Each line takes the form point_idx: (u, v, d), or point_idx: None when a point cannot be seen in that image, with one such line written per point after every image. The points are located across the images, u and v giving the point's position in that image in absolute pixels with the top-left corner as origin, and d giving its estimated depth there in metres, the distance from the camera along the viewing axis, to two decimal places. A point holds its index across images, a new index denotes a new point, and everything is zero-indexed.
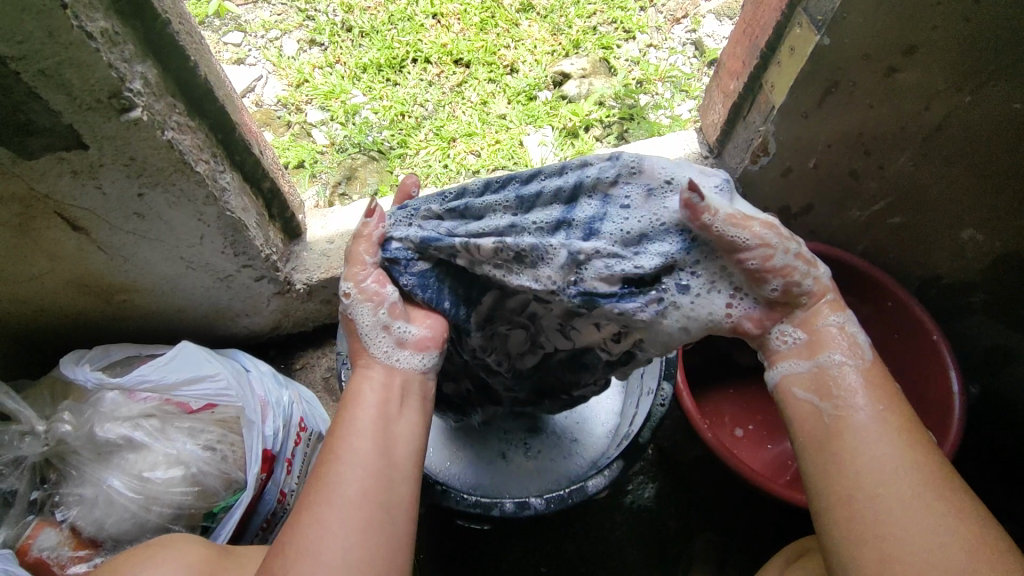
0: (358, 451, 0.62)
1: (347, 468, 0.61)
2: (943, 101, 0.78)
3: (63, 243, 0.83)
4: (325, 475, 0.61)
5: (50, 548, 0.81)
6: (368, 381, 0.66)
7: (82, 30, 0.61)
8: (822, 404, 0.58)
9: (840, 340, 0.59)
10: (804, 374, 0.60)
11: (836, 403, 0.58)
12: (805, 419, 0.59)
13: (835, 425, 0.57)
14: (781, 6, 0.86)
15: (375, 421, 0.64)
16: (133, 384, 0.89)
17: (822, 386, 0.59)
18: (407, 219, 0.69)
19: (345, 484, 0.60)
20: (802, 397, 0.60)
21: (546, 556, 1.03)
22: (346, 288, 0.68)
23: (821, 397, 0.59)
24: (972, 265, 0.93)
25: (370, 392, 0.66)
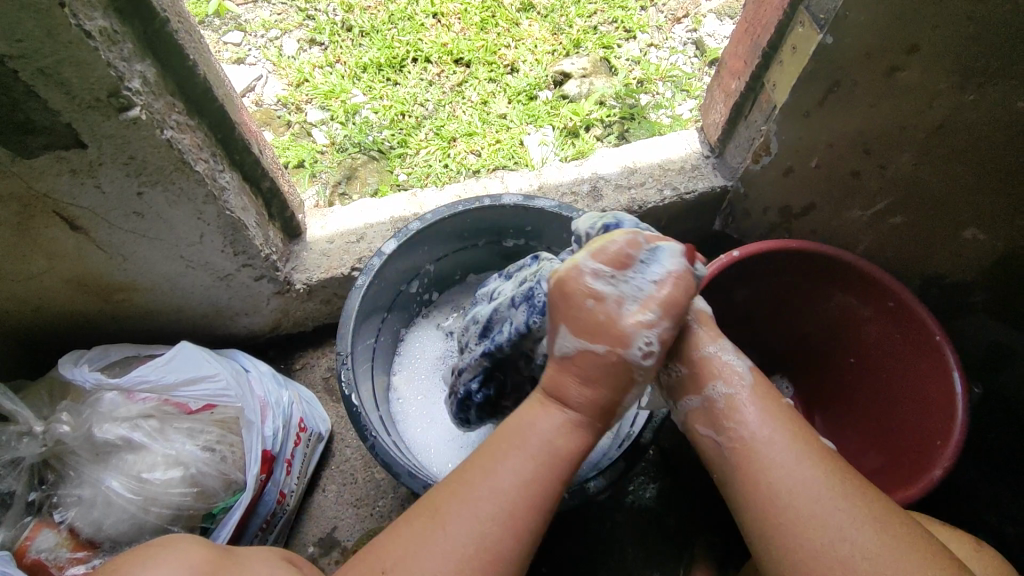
0: (489, 500, 0.59)
1: (472, 511, 0.59)
2: (945, 100, 0.77)
3: (62, 242, 0.82)
4: (454, 508, 0.59)
5: (49, 549, 0.81)
6: (547, 424, 0.62)
7: (81, 29, 0.61)
8: (720, 438, 0.67)
9: (717, 370, 0.69)
10: (699, 408, 0.70)
11: (728, 433, 0.66)
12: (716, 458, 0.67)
13: (735, 451, 0.65)
14: (783, 5, 0.86)
15: (542, 460, 0.61)
16: (132, 384, 0.88)
17: (714, 419, 0.68)
18: (628, 279, 0.64)
19: (490, 496, 0.59)
20: (706, 435, 0.69)
21: (547, 558, 1.03)
22: (647, 346, 0.62)
23: (716, 430, 0.67)
24: (974, 264, 0.92)
25: (538, 438, 0.62)
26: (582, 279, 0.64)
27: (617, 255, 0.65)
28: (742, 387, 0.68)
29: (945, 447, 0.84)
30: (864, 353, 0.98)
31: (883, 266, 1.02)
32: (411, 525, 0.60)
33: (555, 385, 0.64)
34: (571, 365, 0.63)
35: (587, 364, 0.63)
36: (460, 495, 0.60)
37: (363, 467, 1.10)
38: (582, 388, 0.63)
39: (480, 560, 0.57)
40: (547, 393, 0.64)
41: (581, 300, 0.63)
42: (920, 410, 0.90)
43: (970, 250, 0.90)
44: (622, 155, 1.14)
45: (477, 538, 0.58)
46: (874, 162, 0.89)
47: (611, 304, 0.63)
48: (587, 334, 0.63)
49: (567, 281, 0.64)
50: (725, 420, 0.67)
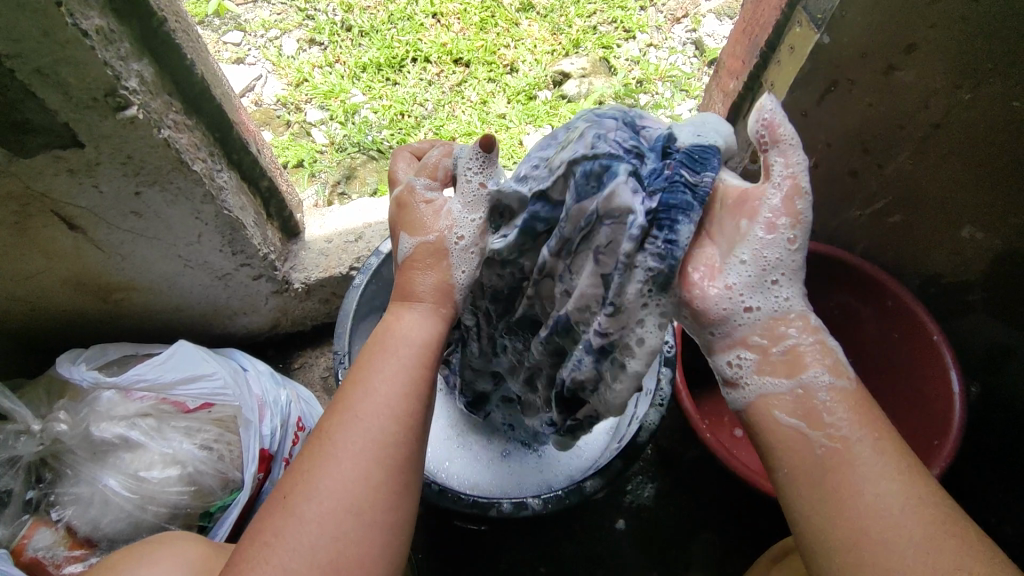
0: (378, 403, 0.61)
1: (363, 421, 0.60)
2: (941, 100, 0.77)
3: (60, 241, 0.83)
4: (346, 425, 0.60)
5: (45, 548, 0.81)
6: (417, 331, 0.65)
7: (78, 29, 0.61)
8: (812, 432, 0.52)
9: (805, 355, 0.54)
10: (785, 397, 0.53)
11: (828, 432, 0.51)
12: (796, 454, 0.52)
13: (833, 452, 0.50)
14: (781, 4, 0.86)
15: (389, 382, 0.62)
16: (128, 383, 0.88)
17: (810, 413, 0.52)
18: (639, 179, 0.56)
19: (354, 430, 0.59)
20: (787, 424, 0.53)
21: (546, 557, 1.03)
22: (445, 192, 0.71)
23: (810, 425, 0.52)
24: (973, 264, 0.92)
25: (407, 345, 0.64)
26: (410, 192, 0.70)
27: (435, 166, 0.72)
28: (841, 383, 0.53)
29: (942, 447, 0.84)
30: (862, 352, 0.98)
31: (882, 265, 1.02)
32: (306, 453, 0.60)
33: (409, 290, 0.68)
34: (412, 262, 0.68)
35: (425, 252, 0.68)
36: (350, 411, 0.60)
37: None
38: (433, 287, 0.67)
39: (383, 459, 0.59)
40: (404, 300, 0.68)
41: (415, 205, 0.70)
42: (917, 410, 0.90)
43: (966, 248, 0.91)
44: None
45: (376, 437, 0.59)
46: (873, 162, 0.89)
47: (438, 207, 0.70)
48: (416, 229, 0.68)
49: (401, 199, 0.71)
50: (823, 414, 0.52)
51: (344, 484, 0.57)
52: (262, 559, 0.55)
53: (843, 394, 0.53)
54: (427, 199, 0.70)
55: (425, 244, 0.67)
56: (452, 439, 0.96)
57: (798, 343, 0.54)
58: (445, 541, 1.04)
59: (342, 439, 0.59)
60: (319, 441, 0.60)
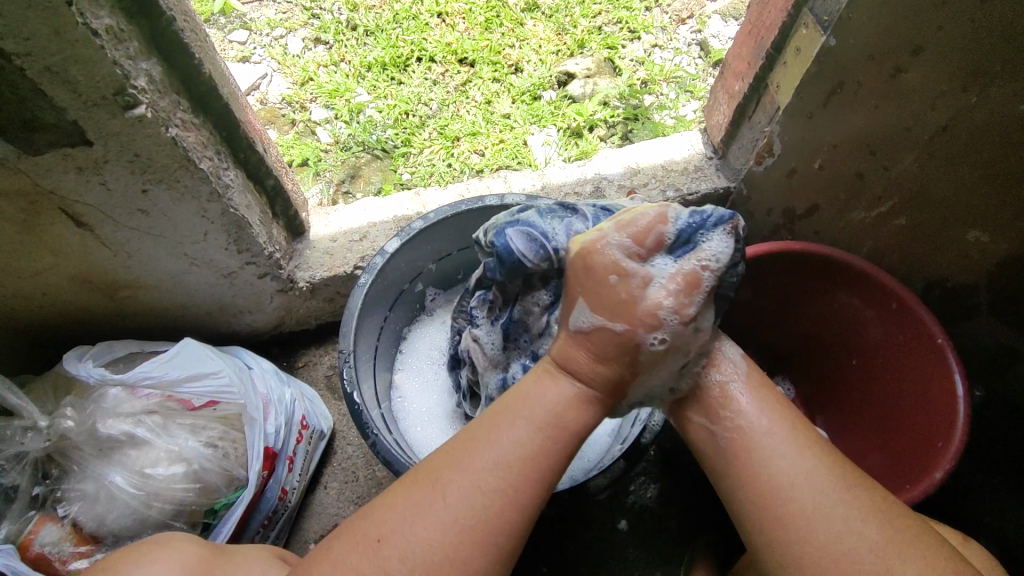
0: (495, 470, 0.58)
1: (486, 473, 0.58)
2: (948, 101, 0.77)
3: (67, 239, 0.83)
4: (455, 482, 0.58)
5: (52, 543, 0.82)
6: (550, 395, 0.61)
7: (88, 27, 0.61)
8: (714, 427, 0.63)
9: (734, 388, 0.63)
10: (690, 400, 0.65)
11: (725, 423, 0.62)
12: (709, 447, 0.63)
13: (734, 442, 0.61)
14: (787, 6, 0.86)
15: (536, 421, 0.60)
16: (135, 380, 0.89)
17: (710, 410, 0.63)
18: None
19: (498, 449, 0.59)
20: (696, 423, 0.64)
21: (548, 557, 1.03)
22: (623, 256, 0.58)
23: (711, 420, 0.63)
24: (978, 268, 0.92)
25: (546, 415, 0.60)
26: (606, 255, 0.58)
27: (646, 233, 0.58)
28: (737, 376, 0.64)
29: (946, 449, 0.84)
30: (866, 354, 0.98)
31: (886, 267, 1.02)
32: (409, 494, 0.59)
33: (565, 357, 0.62)
34: (590, 339, 0.60)
35: (602, 341, 0.59)
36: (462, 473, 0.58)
37: (365, 465, 1.10)
38: (590, 359, 0.61)
39: (488, 526, 0.57)
40: (554, 366, 0.63)
41: (605, 276, 0.59)
42: (922, 412, 0.90)
43: (974, 252, 0.90)
44: (626, 156, 1.14)
45: (480, 505, 0.57)
46: (878, 165, 0.89)
47: (633, 284, 0.58)
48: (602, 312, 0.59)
49: (589, 255, 0.59)
50: (720, 409, 0.63)
51: (436, 544, 0.56)
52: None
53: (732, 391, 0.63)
54: (627, 274, 0.58)
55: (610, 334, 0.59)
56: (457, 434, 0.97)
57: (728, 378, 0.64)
58: None
59: (449, 500, 0.58)
60: (426, 487, 0.59)
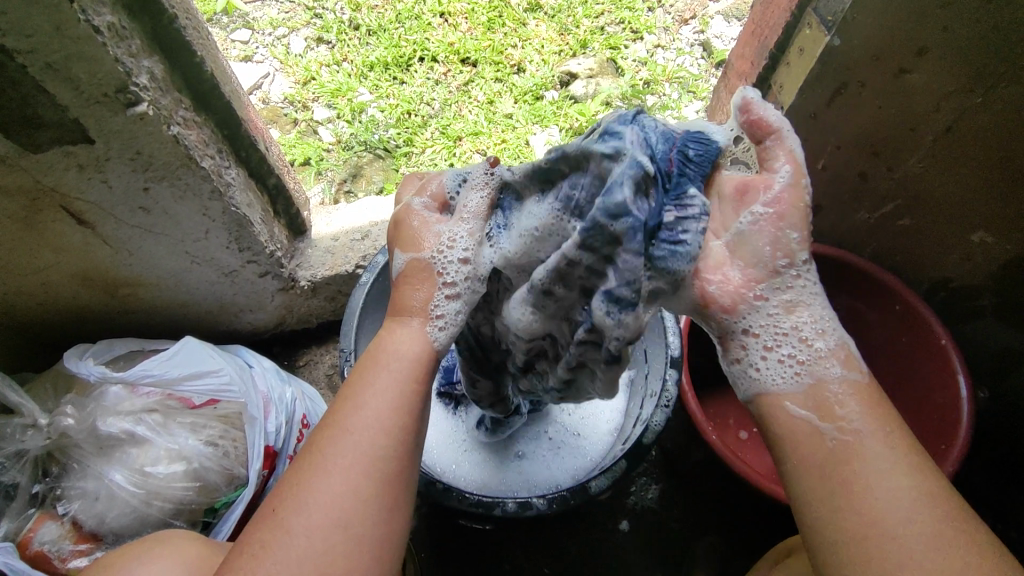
0: (369, 417, 0.59)
1: (337, 473, 0.57)
2: (954, 102, 0.76)
3: (68, 237, 0.83)
4: (336, 441, 0.59)
5: (51, 542, 0.81)
6: (404, 343, 0.63)
7: (90, 24, 0.61)
8: (824, 425, 0.53)
9: (824, 359, 0.54)
10: (799, 394, 0.54)
11: (839, 425, 0.52)
12: (806, 447, 0.53)
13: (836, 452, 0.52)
14: (791, 5, 0.86)
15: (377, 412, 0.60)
16: (135, 378, 0.88)
17: (822, 405, 0.53)
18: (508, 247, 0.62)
19: (343, 450, 0.58)
20: (797, 417, 0.54)
21: (549, 557, 1.03)
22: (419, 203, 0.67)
23: (821, 417, 0.53)
24: (982, 270, 0.91)
25: (397, 360, 0.62)
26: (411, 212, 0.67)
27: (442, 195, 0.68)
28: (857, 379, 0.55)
29: (950, 451, 0.84)
30: (868, 356, 0.97)
31: (890, 268, 1.02)
32: (296, 468, 0.59)
33: (405, 299, 0.64)
34: (405, 279, 0.64)
35: (419, 270, 0.64)
36: (341, 426, 0.59)
37: None
38: (427, 297, 0.63)
39: (377, 469, 0.58)
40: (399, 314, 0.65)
41: (410, 221, 0.66)
42: (924, 413, 0.90)
43: (977, 254, 0.90)
44: None
45: (365, 454, 0.58)
46: (882, 165, 0.88)
47: (431, 223, 0.65)
48: (410, 247, 0.65)
49: (400, 213, 0.67)
50: (834, 408, 0.53)
51: (335, 501, 0.56)
52: None
53: (854, 391, 0.54)
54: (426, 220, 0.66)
55: (418, 261, 0.63)
56: (461, 439, 0.97)
57: (828, 349, 0.54)
58: (447, 537, 1.04)
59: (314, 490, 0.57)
60: (309, 455, 0.59)
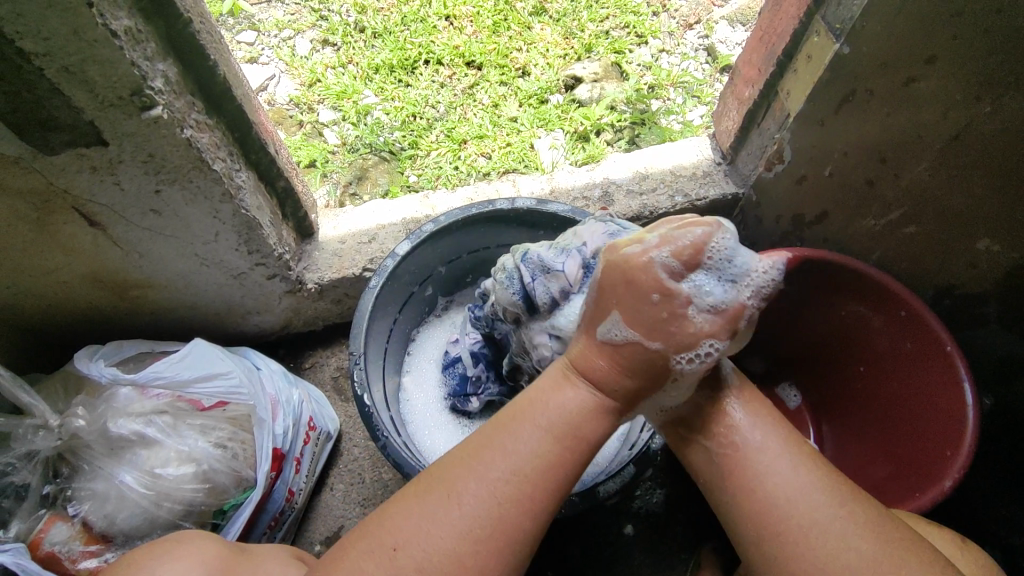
0: (506, 463, 0.58)
1: (470, 507, 0.57)
2: (961, 110, 0.77)
3: (79, 238, 0.83)
4: (468, 479, 0.58)
5: (61, 543, 0.82)
6: (570, 401, 0.59)
7: (107, 28, 0.62)
8: (706, 443, 0.62)
9: (698, 369, 0.65)
10: (685, 413, 0.64)
11: (718, 441, 0.61)
12: (701, 465, 0.63)
13: (728, 460, 0.61)
14: (799, 13, 0.86)
15: (520, 466, 0.58)
16: (145, 381, 0.89)
17: (704, 426, 0.63)
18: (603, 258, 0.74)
19: (480, 486, 0.58)
20: (689, 438, 0.64)
21: (556, 561, 1.03)
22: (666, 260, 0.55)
23: (705, 437, 0.63)
24: (987, 277, 0.92)
25: (563, 421, 0.58)
26: (650, 269, 0.55)
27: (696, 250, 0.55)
28: (731, 392, 0.63)
29: (956, 458, 0.84)
30: (874, 361, 0.98)
31: (896, 276, 1.02)
32: (424, 494, 0.59)
33: (583, 363, 0.59)
34: (620, 352, 0.57)
35: (633, 356, 0.57)
36: (479, 457, 0.59)
37: (371, 467, 1.10)
38: (610, 369, 0.58)
39: (496, 524, 0.57)
40: (571, 370, 0.60)
41: (646, 293, 0.55)
42: (928, 418, 0.90)
43: (984, 261, 0.91)
44: (634, 160, 1.14)
45: (499, 499, 0.57)
46: (889, 172, 0.89)
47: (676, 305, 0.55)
48: (642, 329, 0.56)
49: (630, 269, 0.56)
50: (714, 429, 0.62)
51: (452, 528, 0.57)
52: None
53: (725, 407, 0.62)
54: (671, 290, 0.55)
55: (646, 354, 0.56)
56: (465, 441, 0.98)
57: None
58: None
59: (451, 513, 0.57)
60: (445, 472, 0.60)
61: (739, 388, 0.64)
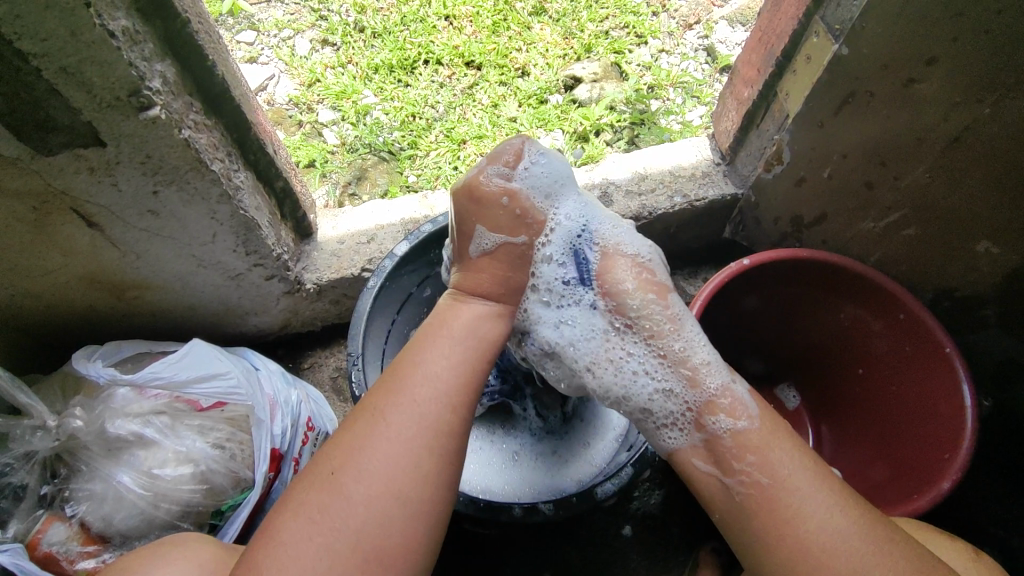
0: (427, 384, 0.65)
1: (399, 423, 0.63)
2: (961, 112, 0.77)
3: (77, 239, 0.83)
4: (389, 403, 0.64)
5: (60, 543, 0.82)
6: (461, 315, 0.73)
7: (105, 29, 0.62)
8: (727, 478, 0.64)
9: (721, 403, 0.67)
10: (700, 446, 0.67)
11: (740, 477, 0.64)
12: (723, 501, 0.65)
13: (750, 497, 0.63)
14: (799, 13, 0.86)
15: (435, 377, 0.66)
16: (144, 381, 0.89)
17: (720, 458, 0.65)
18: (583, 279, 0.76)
19: (404, 405, 0.64)
20: (706, 471, 0.67)
21: (555, 562, 1.03)
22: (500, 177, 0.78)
23: (723, 471, 0.65)
24: (987, 279, 0.92)
25: (465, 329, 0.71)
26: (487, 185, 0.77)
27: (515, 159, 0.78)
28: (749, 421, 0.66)
29: (954, 461, 0.85)
30: (872, 363, 0.98)
31: (896, 277, 1.02)
32: (350, 428, 0.64)
33: (471, 286, 0.77)
34: (495, 257, 0.77)
35: (506, 254, 0.77)
36: (396, 386, 0.66)
37: None
38: (496, 281, 0.76)
39: (426, 432, 0.63)
40: (462, 294, 0.76)
41: (498, 199, 0.77)
42: (926, 420, 0.91)
43: (983, 264, 0.91)
44: (633, 161, 1.14)
45: (425, 413, 0.64)
46: (889, 174, 0.89)
47: (520, 200, 0.78)
48: (503, 227, 0.77)
49: (472, 186, 0.77)
50: (732, 461, 0.64)
51: (389, 445, 0.62)
52: (302, 536, 0.59)
53: (743, 437, 0.65)
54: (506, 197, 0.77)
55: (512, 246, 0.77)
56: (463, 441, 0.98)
57: (716, 393, 0.68)
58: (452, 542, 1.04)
59: (383, 431, 0.63)
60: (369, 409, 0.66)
61: (759, 417, 0.66)
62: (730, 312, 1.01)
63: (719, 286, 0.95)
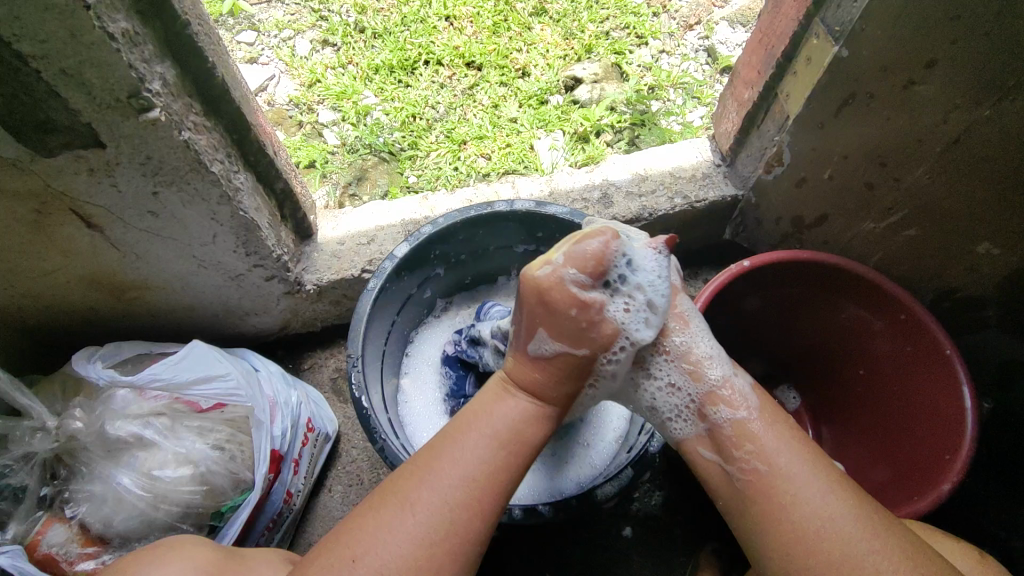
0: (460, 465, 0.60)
1: (426, 508, 0.59)
2: (961, 114, 0.77)
3: (77, 240, 0.83)
4: (419, 486, 0.60)
5: (59, 544, 0.82)
6: (511, 409, 0.65)
7: (104, 31, 0.61)
8: (728, 466, 0.64)
9: (721, 395, 0.66)
10: (704, 435, 0.67)
11: (739, 464, 0.63)
12: (725, 488, 0.65)
13: (750, 484, 0.62)
14: (799, 14, 0.86)
15: (475, 466, 0.60)
16: (144, 382, 0.88)
17: (722, 445, 0.65)
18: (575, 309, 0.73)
19: (436, 489, 0.59)
20: (709, 458, 0.67)
21: (555, 562, 1.03)
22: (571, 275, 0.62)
23: (724, 459, 0.65)
24: (987, 280, 0.92)
25: (505, 425, 0.63)
26: (561, 287, 0.62)
27: (594, 257, 0.62)
28: (750, 413, 0.65)
29: (953, 462, 0.84)
30: (873, 363, 0.97)
31: (896, 278, 1.02)
32: (377, 508, 0.60)
33: (518, 374, 0.66)
34: (552, 363, 0.65)
35: (563, 363, 0.65)
36: (428, 462, 0.61)
37: (370, 469, 1.10)
38: (548, 378, 0.65)
39: (454, 519, 0.58)
40: (508, 381, 0.67)
41: (565, 308, 0.62)
42: (925, 421, 0.90)
43: (984, 265, 0.91)
44: (633, 162, 1.14)
45: (453, 497, 0.59)
46: (889, 175, 0.88)
47: (593, 312, 0.63)
48: (567, 339, 0.64)
49: (543, 288, 0.62)
50: (732, 449, 0.64)
51: (413, 530, 0.58)
52: None
53: (744, 427, 0.64)
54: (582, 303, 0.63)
55: (572, 358, 0.64)
56: None
57: (717, 384, 0.66)
58: None
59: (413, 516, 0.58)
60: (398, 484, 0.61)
61: (759, 408, 0.66)
62: (730, 313, 1.01)
63: (718, 288, 0.94)
